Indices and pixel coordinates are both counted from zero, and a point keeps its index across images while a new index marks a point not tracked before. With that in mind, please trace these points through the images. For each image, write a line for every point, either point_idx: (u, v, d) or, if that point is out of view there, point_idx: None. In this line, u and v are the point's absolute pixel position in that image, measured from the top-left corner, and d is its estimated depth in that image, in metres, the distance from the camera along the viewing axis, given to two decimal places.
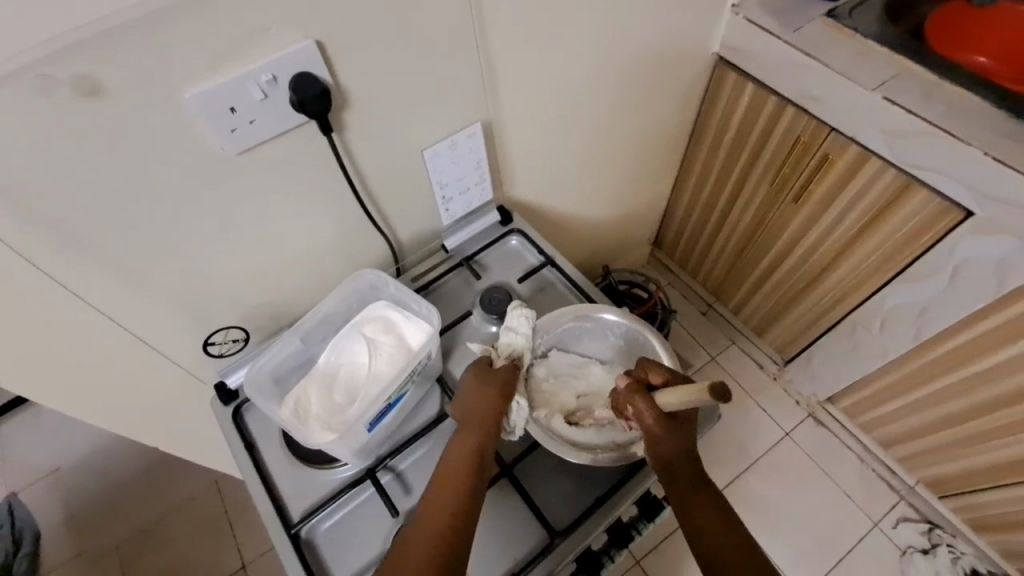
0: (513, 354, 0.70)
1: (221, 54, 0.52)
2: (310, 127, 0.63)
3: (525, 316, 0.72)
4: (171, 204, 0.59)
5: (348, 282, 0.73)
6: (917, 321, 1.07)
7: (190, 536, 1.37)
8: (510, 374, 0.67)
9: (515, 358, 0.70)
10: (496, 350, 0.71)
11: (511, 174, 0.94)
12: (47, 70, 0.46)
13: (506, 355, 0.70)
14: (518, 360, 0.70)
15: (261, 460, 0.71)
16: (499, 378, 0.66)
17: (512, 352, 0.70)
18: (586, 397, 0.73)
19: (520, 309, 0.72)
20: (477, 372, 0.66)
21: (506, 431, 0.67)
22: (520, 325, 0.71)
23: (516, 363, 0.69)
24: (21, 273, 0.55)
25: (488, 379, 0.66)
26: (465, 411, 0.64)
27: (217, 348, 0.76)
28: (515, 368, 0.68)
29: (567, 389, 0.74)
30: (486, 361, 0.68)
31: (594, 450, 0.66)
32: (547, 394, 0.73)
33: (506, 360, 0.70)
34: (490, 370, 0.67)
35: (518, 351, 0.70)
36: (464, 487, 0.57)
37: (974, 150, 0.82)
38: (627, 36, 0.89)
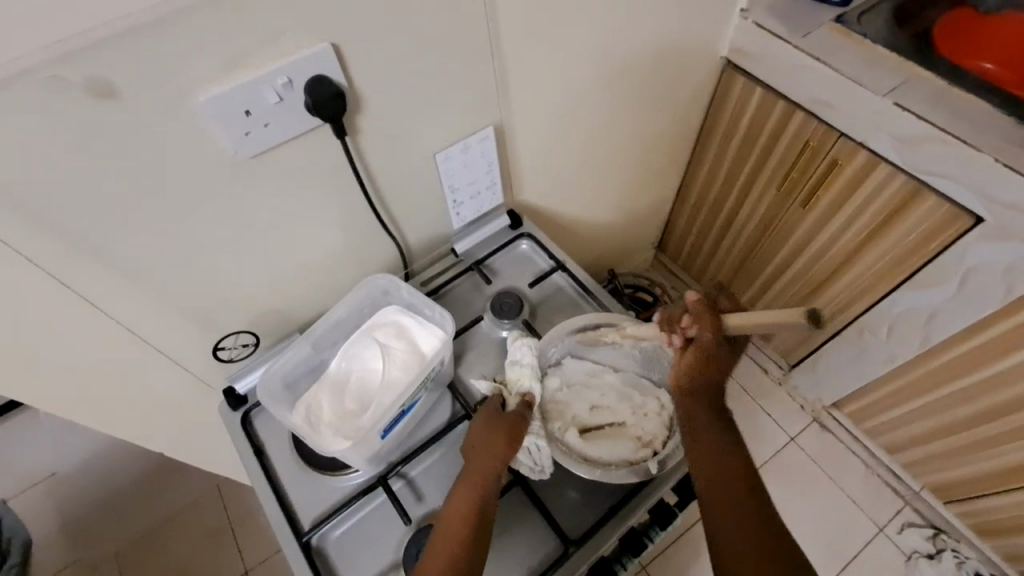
0: (524, 392, 0.68)
1: (236, 55, 0.52)
2: (323, 130, 0.62)
3: (527, 346, 0.70)
4: (183, 207, 0.58)
5: (360, 287, 0.72)
6: (924, 326, 1.06)
7: (194, 540, 1.36)
8: (520, 417, 0.65)
9: (526, 392, 0.68)
10: (505, 386, 0.70)
11: (521, 177, 0.93)
12: (59, 71, 0.45)
13: (517, 396, 0.68)
14: (529, 397, 0.68)
15: (271, 467, 0.70)
16: (510, 416, 0.65)
17: (523, 388, 0.69)
18: (598, 407, 0.74)
19: (521, 338, 0.71)
20: (489, 412, 0.65)
21: (532, 471, 0.66)
22: (530, 355, 0.70)
23: (527, 399, 0.67)
24: (28, 276, 0.54)
25: (497, 421, 0.64)
26: (472, 460, 0.62)
27: (227, 353, 0.75)
28: (527, 408, 0.67)
29: (580, 399, 0.74)
30: (496, 403, 0.67)
31: (604, 464, 0.67)
32: (560, 407, 0.73)
33: (517, 397, 0.68)
34: (501, 414, 0.65)
35: (527, 384, 0.69)
36: (468, 535, 0.56)
37: (985, 156, 0.82)
38: (637, 39, 0.89)
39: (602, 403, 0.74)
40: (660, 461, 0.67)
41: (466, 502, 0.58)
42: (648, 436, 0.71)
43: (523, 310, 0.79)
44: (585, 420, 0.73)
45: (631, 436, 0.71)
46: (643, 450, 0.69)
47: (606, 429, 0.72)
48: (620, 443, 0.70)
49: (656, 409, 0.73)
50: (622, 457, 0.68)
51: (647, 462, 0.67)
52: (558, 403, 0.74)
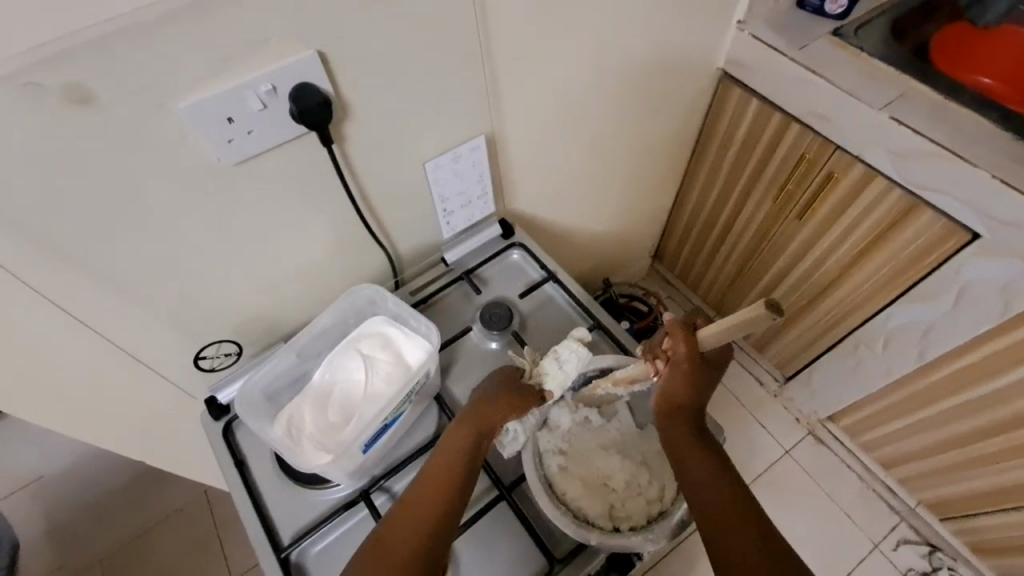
0: (541, 385, 0.66)
1: (221, 62, 0.51)
2: (310, 138, 0.61)
3: (576, 354, 0.67)
4: (166, 215, 0.57)
5: (346, 296, 0.71)
6: (920, 341, 1.05)
7: (178, 549, 1.34)
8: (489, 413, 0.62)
9: (543, 388, 0.66)
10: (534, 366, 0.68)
11: (513, 186, 0.93)
12: (35, 77, 0.44)
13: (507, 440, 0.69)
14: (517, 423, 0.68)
15: (251, 479, 0.68)
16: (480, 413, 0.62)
17: (542, 381, 0.67)
18: (601, 457, 0.74)
19: (575, 344, 0.67)
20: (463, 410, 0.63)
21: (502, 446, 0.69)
22: (572, 361, 0.67)
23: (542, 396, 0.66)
24: (4, 285, 0.53)
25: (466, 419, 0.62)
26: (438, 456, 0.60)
27: (208, 362, 0.73)
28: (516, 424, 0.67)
29: (575, 448, 0.74)
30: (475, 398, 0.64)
31: (587, 520, 0.66)
32: (566, 432, 0.75)
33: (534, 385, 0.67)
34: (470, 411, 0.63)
35: (551, 381, 0.66)
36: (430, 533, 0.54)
37: (982, 173, 0.81)
38: (632, 49, 0.89)
39: (608, 455, 0.74)
40: (603, 539, 0.63)
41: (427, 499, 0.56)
42: (621, 512, 0.68)
43: (513, 322, 0.78)
44: (579, 459, 0.73)
45: (606, 503, 0.69)
46: (608, 518, 0.67)
47: (591, 480, 0.72)
48: (592, 496, 0.69)
49: (649, 499, 0.69)
50: (607, 514, 0.68)
51: (590, 531, 0.63)
52: (565, 425, 0.75)
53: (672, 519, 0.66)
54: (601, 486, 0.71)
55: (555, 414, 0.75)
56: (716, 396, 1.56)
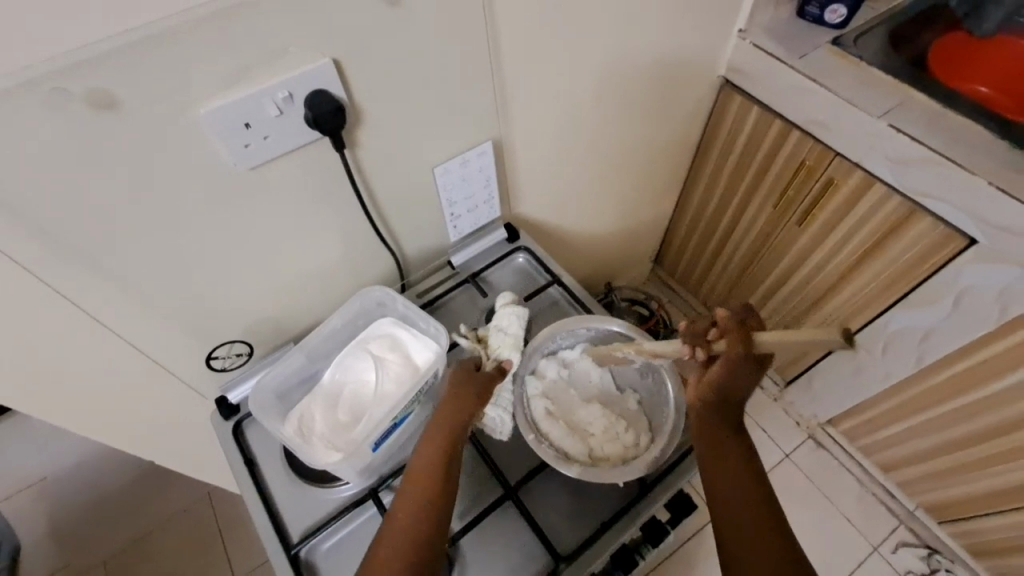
0: (499, 358, 0.71)
1: (239, 71, 0.52)
2: (323, 143, 0.62)
3: (515, 315, 0.74)
4: (183, 217, 0.58)
5: (356, 298, 0.72)
6: (919, 346, 1.07)
7: (183, 549, 1.35)
8: (481, 389, 0.65)
9: (503, 360, 0.71)
10: (484, 348, 0.72)
11: (519, 191, 0.94)
12: (61, 83, 0.45)
13: (492, 363, 0.71)
14: (504, 365, 0.70)
15: (261, 477, 0.69)
16: (474, 392, 0.64)
17: (499, 354, 0.71)
18: (583, 406, 0.72)
19: (510, 307, 0.74)
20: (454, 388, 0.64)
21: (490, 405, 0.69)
22: (513, 324, 0.73)
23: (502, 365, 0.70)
24: (23, 285, 0.54)
25: (460, 399, 0.63)
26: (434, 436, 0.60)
27: (220, 363, 0.75)
28: (500, 373, 0.69)
29: (561, 395, 0.73)
30: (467, 368, 0.67)
31: (566, 457, 0.66)
32: (551, 382, 0.74)
33: (494, 362, 0.71)
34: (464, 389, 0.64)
35: (506, 351, 0.71)
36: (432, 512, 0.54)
37: (978, 179, 0.83)
38: (636, 57, 0.90)
39: (590, 405, 0.72)
40: (582, 471, 0.64)
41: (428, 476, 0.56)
42: (600, 455, 0.68)
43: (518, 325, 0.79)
44: (563, 407, 0.72)
45: (587, 445, 0.68)
46: (586, 457, 0.67)
47: (573, 424, 0.71)
48: (574, 438, 0.69)
49: (626, 444, 0.69)
50: (586, 454, 0.68)
51: (568, 464, 0.65)
52: (552, 375, 0.74)
53: (650, 457, 0.66)
54: (581, 431, 0.70)
55: (542, 365, 0.75)
56: None
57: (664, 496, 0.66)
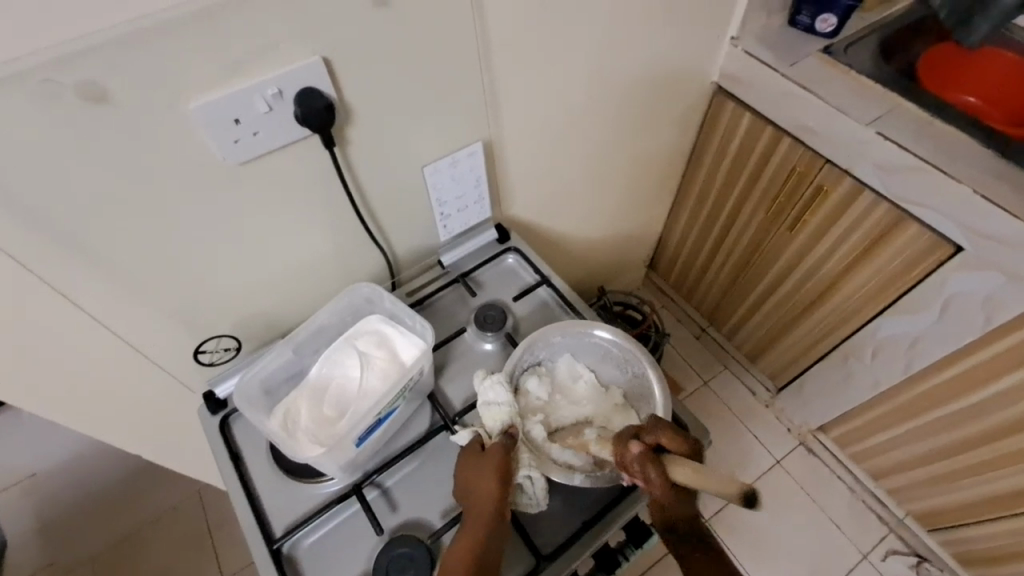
0: (503, 428, 0.65)
1: (231, 66, 0.53)
2: (313, 140, 0.63)
3: (498, 383, 0.67)
4: (172, 210, 0.59)
5: (344, 294, 0.73)
6: (908, 352, 1.08)
7: (172, 548, 1.34)
8: (501, 449, 0.62)
9: (506, 427, 0.65)
10: (483, 428, 0.66)
11: (510, 192, 0.95)
12: (52, 75, 0.46)
13: (496, 432, 0.65)
14: (509, 430, 0.65)
15: (245, 471, 0.70)
16: (493, 451, 0.62)
17: (501, 425, 0.65)
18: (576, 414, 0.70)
19: (490, 378, 0.68)
20: (471, 453, 0.63)
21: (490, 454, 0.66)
22: (499, 395, 0.67)
23: (510, 431, 0.65)
24: (12, 275, 0.55)
25: (479, 459, 0.62)
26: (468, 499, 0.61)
27: (208, 356, 0.75)
28: (510, 439, 0.63)
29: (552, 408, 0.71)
30: (475, 446, 0.64)
31: (574, 468, 0.64)
32: (538, 396, 0.71)
33: (498, 436, 0.65)
34: (482, 452, 0.63)
35: (507, 419, 0.66)
36: None
37: (964, 187, 0.84)
38: (627, 61, 0.91)
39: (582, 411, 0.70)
40: (587, 477, 0.63)
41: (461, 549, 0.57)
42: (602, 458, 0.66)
43: (507, 324, 0.79)
44: (553, 418, 0.70)
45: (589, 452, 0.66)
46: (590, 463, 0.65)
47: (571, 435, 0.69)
48: (573, 448, 0.66)
49: None
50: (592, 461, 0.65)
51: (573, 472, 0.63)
52: (538, 390, 0.71)
53: None
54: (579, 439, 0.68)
55: (526, 382, 0.71)
56: (709, 405, 1.57)
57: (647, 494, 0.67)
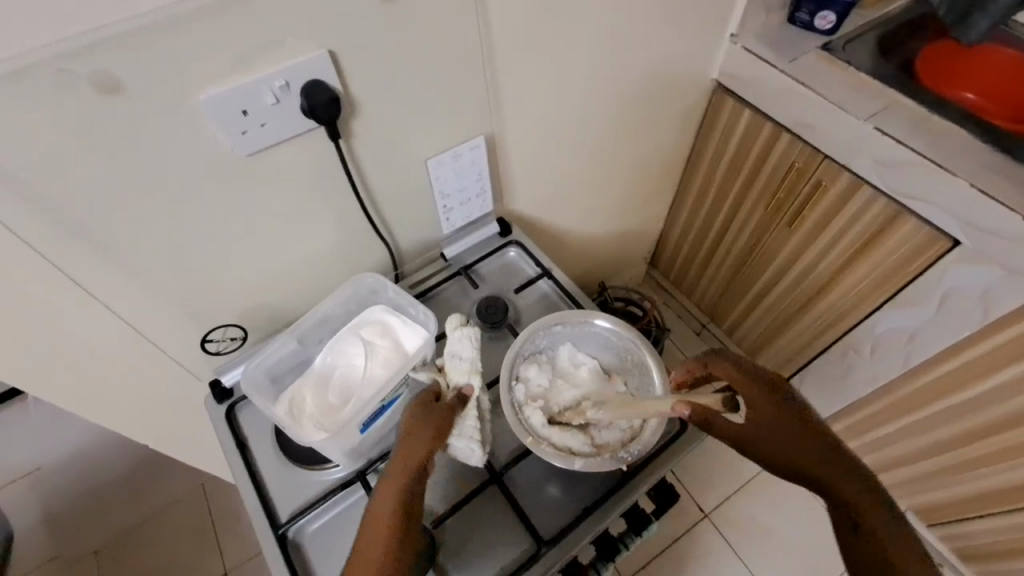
0: (459, 387, 0.64)
1: (240, 59, 0.55)
2: (319, 133, 0.64)
3: (466, 338, 0.67)
4: (182, 200, 0.60)
5: (349, 285, 0.74)
6: (906, 346, 1.09)
7: (177, 539, 1.40)
8: (453, 407, 0.61)
9: (462, 388, 0.64)
10: (442, 378, 0.66)
11: (512, 187, 0.96)
12: (68, 65, 0.47)
13: (453, 388, 0.64)
14: (464, 395, 0.63)
15: (251, 459, 0.71)
16: (443, 406, 0.60)
17: (459, 383, 0.64)
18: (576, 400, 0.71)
19: (461, 330, 0.68)
20: (422, 401, 0.61)
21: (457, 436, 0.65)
22: (462, 345, 0.67)
23: (461, 394, 0.63)
24: (27, 262, 0.56)
25: (429, 408, 0.60)
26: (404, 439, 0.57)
27: (215, 346, 0.76)
28: (460, 401, 0.62)
29: (552, 395, 0.72)
30: (430, 393, 0.62)
31: (572, 454, 0.65)
32: (538, 384, 0.72)
33: (453, 392, 0.64)
34: (435, 402, 0.61)
35: (466, 379, 0.65)
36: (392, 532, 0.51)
37: (961, 181, 0.85)
38: (629, 58, 0.93)
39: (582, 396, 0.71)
40: (586, 462, 0.63)
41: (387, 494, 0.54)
42: (602, 443, 0.67)
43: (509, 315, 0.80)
44: (554, 405, 0.71)
45: (588, 437, 0.67)
46: (588, 448, 0.66)
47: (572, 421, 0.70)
48: (573, 434, 0.67)
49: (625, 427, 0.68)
50: (591, 446, 0.67)
51: (573, 457, 0.64)
52: (538, 378, 0.73)
53: (647, 433, 0.65)
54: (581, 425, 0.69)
55: (526, 370, 0.73)
56: None
57: (647, 481, 0.68)
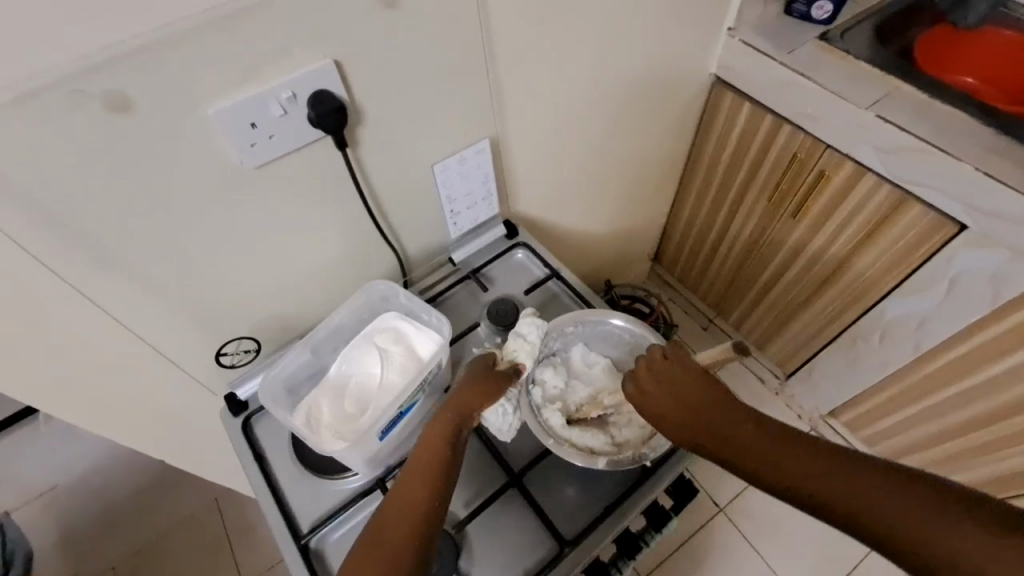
0: (514, 360, 0.65)
1: (247, 73, 0.55)
2: (326, 142, 0.65)
3: (536, 324, 0.67)
4: (192, 215, 0.60)
5: (360, 293, 0.74)
6: (916, 332, 1.08)
7: (193, 552, 1.40)
8: (507, 379, 0.62)
9: (517, 361, 0.65)
10: (501, 352, 0.67)
11: (516, 189, 0.96)
12: (79, 85, 0.47)
13: (507, 360, 0.65)
14: (518, 366, 0.64)
15: (270, 470, 0.71)
16: (499, 377, 0.62)
17: (515, 357, 0.65)
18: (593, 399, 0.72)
19: (530, 316, 0.68)
20: (479, 368, 0.62)
21: (493, 426, 0.67)
22: (533, 332, 0.67)
23: (517, 367, 0.64)
24: (42, 282, 0.56)
25: (486, 376, 0.62)
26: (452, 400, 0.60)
27: (229, 359, 0.76)
28: (515, 373, 0.63)
29: (569, 395, 0.73)
30: (489, 360, 0.64)
31: (594, 454, 0.66)
32: (554, 385, 0.73)
33: (508, 363, 0.65)
34: (493, 371, 0.62)
35: (523, 356, 0.65)
36: (433, 483, 0.54)
37: (965, 166, 0.85)
38: (629, 53, 0.93)
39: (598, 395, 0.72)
40: (611, 461, 0.64)
41: (433, 444, 0.56)
42: (622, 442, 0.68)
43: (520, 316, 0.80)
44: (571, 405, 0.72)
45: (607, 436, 0.68)
46: (609, 448, 0.67)
47: (590, 420, 0.71)
48: (593, 434, 0.68)
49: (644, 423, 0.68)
50: (612, 444, 0.67)
51: (596, 457, 0.65)
52: (553, 379, 0.73)
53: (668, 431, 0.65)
54: (600, 424, 0.70)
55: (542, 372, 0.73)
56: None
57: (665, 478, 0.67)
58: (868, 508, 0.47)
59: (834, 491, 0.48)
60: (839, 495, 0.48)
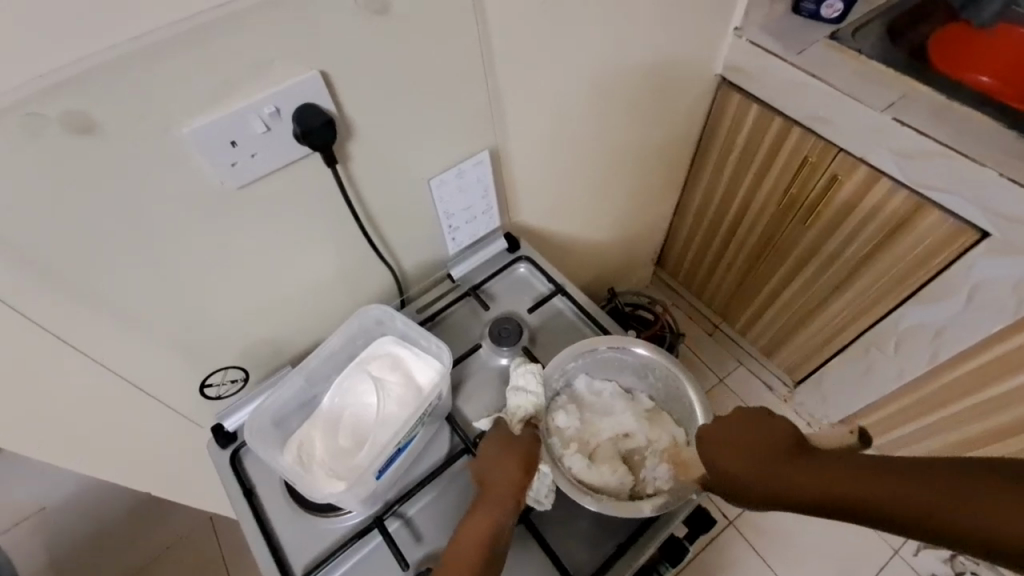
0: (526, 417, 0.63)
1: (223, 87, 0.50)
2: (313, 159, 0.60)
3: (531, 372, 0.65)
4: (169, 241, 0.56)
5: (354, 318, 0.70)
6: (933, 342, 1.05)
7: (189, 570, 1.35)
8: (530, 441, 0.61)
9: (530, 419, 0.63)
10: (505, 413, 0.64)
11: (517, 200, 0.92)
12: (36, 108, 0.43)
13: (519, 419, 0.63)
14: (533, 422, 0.63)
15: (260, 507, 0.66)
16: (526, 445, 0.60)
17: (525, 414, 0.63)
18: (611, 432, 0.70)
19: (525, 365, 0.66)
20: (504, 439, 0.61)
21: (533, 500, 0.62)
22: (530, 382, 0.65)
23: (530, 424, 0.62)
24: (5, 319, 0.52)
25: (512, 447, 0.60)
26: (488, 483, 0.58)
27: (215, 389, 0.72)
28: (534, 432, 0.62)
29: (587, 433, 0.70)
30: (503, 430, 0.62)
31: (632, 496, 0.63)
32: (570, 426, 0.69)
33: (521, 423, 0.62)
34: (514, 439, 0.61)
35: (530, 411, 0.63)
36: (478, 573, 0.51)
37: (989, 170, 0.81)
38: (632, 56, 0.88)
39: (615, 426, 0.70)
40: (657, 508, 0.59)
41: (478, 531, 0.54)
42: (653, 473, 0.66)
43: (523, 337, 0.76)
44: (592, 445, 0.69)
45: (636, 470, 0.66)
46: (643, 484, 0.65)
47: (616, 455, 0.68)
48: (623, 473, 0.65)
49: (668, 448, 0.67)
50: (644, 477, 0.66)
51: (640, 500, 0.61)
52: (569, 421, 0.69)
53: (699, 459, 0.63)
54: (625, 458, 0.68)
55: (555, 418, 0.69)
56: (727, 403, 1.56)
57: (682, 512, 0.63)
58: (934, 512, 0.46)
59: (909, 505, 0.47)
60: (915, 505, 0.47)
